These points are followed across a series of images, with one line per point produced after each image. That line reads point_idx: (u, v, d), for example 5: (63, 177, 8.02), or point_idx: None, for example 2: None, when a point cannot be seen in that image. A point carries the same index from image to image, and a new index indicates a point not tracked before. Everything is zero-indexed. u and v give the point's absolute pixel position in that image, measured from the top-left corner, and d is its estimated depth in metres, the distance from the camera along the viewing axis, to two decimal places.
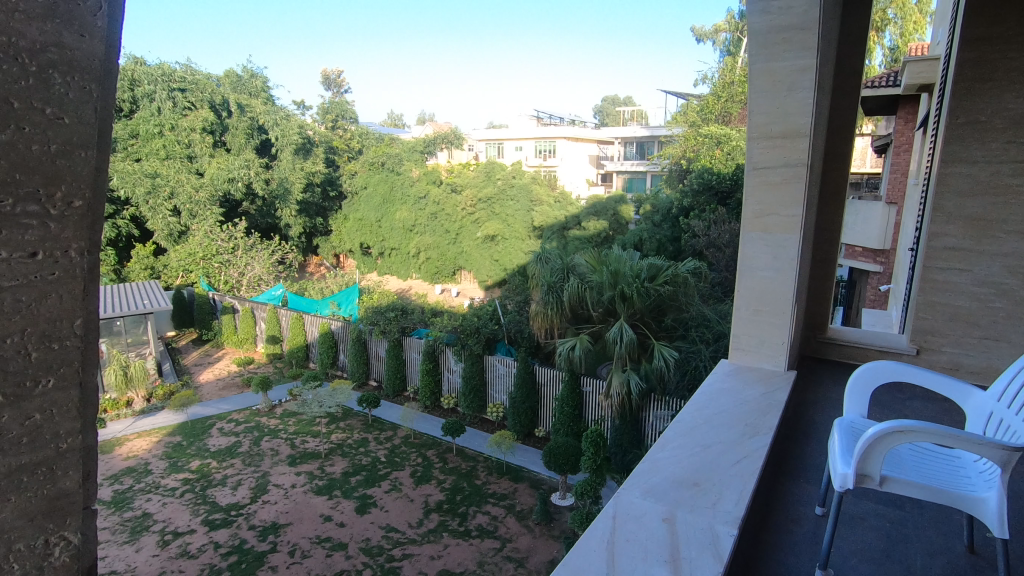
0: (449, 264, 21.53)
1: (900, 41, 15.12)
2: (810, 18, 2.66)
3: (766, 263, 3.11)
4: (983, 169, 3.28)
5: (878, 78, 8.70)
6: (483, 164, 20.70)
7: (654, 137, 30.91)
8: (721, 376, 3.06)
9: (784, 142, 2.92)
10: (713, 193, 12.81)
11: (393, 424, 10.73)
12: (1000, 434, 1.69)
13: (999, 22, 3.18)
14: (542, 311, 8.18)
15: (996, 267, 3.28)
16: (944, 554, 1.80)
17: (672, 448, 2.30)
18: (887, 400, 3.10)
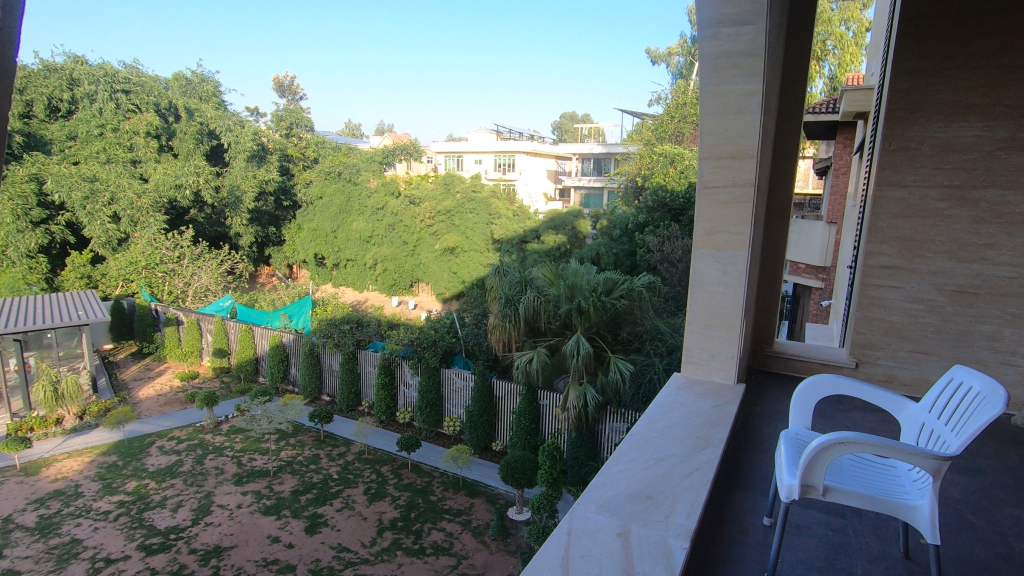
0: (407, 276, 21.27)
1: (839, 70, 16.05)
2: (757, 45, 2.76)
3: (716, 279, 3.21)
4: (913, 193, 3.49)
5: (818, 104, 9.21)
6: (442, 177, 20.66)
7: (611, 154, 31.69)
8: (674, 390, 3.12)
9: (734, 162, 3.03)
10: (667, 210, 13.19)
11: (346, 440, 10.46)
12: (932, 444, 1.78)
13: (927, 56, 3.40)
14: (500, 324, 8.13)
15: (926, 285, 3.50)
16: (883, 560, 1.87)
17: (627, 462, 2.32)
18: (829, 412, 3.23)
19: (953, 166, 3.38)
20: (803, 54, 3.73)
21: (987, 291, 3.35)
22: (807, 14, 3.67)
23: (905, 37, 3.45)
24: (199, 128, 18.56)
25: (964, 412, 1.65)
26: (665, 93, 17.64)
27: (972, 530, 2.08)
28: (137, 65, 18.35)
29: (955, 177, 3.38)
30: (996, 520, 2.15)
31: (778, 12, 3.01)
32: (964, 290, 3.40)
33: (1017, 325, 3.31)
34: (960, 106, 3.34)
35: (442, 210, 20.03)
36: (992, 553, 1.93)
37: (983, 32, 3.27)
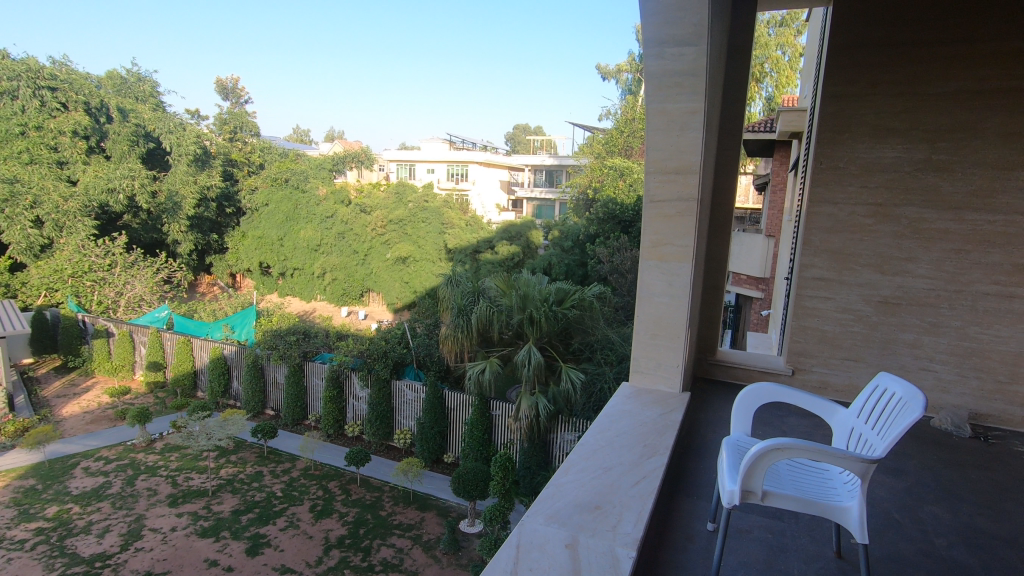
0: (357, 286, 20.84)
1: (776, 92, 16.93)
2: (699, 66, 2.85)
3: (662, 290, 3.30)
4: (842, 210, 3.71)
5: (757, 123, 9.67)
6: (394, 186, 20.41)
7: (562, 166, 32.26)
8: (622, 399, 3.18)
9: (678, 177, 3.13)
10: (617, 222, 13.51)
11: (292, 455, 10.09)
12: (859, 447, 1.87)
13: (853, 81, 3.61)
14: (452, 334, 8.14)
15: (854, 296, 3.72)
16: (818, 560, 1.96)
17: (576, 471, 2.34)
18: (768, 418, 3.37)
19: (876, 186, 3.61)
20: (741, 75, 3.91)
21: (908, 301, 3.60)
22: (745, 38, 3.85)
23: (834, 63, 3.64)
24: (134, 130, 17.57)
25: (889, 416, 1.75)
26: (615, 108, 18.09)
27: (896, 528, 2.21)
28: (66, 61, 17.25)
29: (880, 195, 3.61)
30: (918, 517, 2.29)
31: (718, 36, 3.14)
32: (888, 301, 3.64)
33: (934, 334, 3.56)
34: (883, 129, 3.56)
35: (394, 219, 19.76)
36: (914, 548, 2.06)
37: (903, 61, 3.49)
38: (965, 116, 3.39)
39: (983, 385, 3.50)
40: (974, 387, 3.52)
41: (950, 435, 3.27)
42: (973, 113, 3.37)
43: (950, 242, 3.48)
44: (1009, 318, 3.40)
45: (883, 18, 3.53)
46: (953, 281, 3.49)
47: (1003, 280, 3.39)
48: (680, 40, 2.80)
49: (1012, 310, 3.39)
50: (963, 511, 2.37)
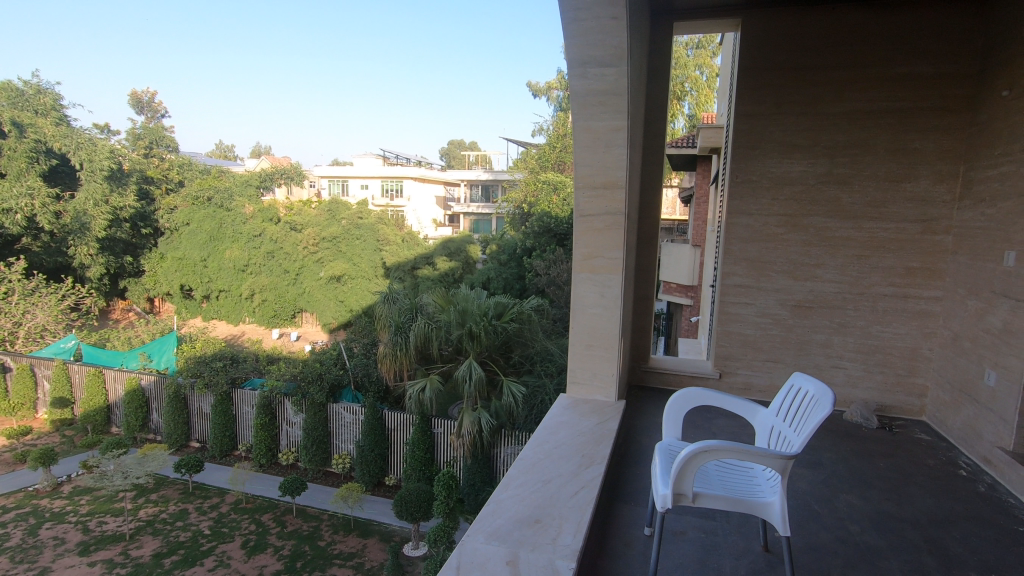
0: (289, 307, 20.05)
1: (696, 110, 17.90)
2: (620, 85, 2.97)
3: (594, 301, 3.39)
4: (757, 220, 3.94)
5: (680, 138, 10.22)
6: (326, 203, 19.83)
7: (498, 181, 32.59)
8: (559, 410, 3.22)
9: (605, 192, 3.26)
10: (553, 235, 13.76)
11: (220, 489, 9.49)
12: (779, 445, 1.97)
13: (761, 100, 3.86)
14: (390, 353, 7.96)
15: (772, 301, 3.96)
16: (747, 555, 2.05)
17: (515, 487, 2.34)
18: (699, 422, 3.52)
19: (786, 198, 3.88)
20: (660, 95, 4.11)
21: (819, 304, 3.87)
22: (662, 59, 4.06)
23: (743, 84, 3.88)
24: (33, 146, 15.84)
25: (803, 413, 1.86)
26: (547, 124, 18.48)
27: (815, 518, 2.35)
28: None
29: (790, 206, 3.87)
30: (834, 507, 2.45)
31: (637, 58, 3.28)
32: (801, 304, 3.91)
33: (842, 334, 3.86)
34: (788, 145, 3.84)
35: (327, 237, 19.19)
36: (831, 536, 2.20)
37: (804, 84, 3.78)
38: (858, 134, 3.71)
39: (886, 379, 3.81)
40: (879, 381, 3.82)
41: (860, 427, 3.53)
42: (866, 131, 3.70)
43: (852, 248, 3.78)
44: (903, 316, 3.74)
45: (784, 44, 3.80)
46: (856, 284, 3.79)
47: (898, 281, 3.72)
48: (601, 60, 2.90)
49: (906, 309, 3.73)
50: (873, 497, 2.56)
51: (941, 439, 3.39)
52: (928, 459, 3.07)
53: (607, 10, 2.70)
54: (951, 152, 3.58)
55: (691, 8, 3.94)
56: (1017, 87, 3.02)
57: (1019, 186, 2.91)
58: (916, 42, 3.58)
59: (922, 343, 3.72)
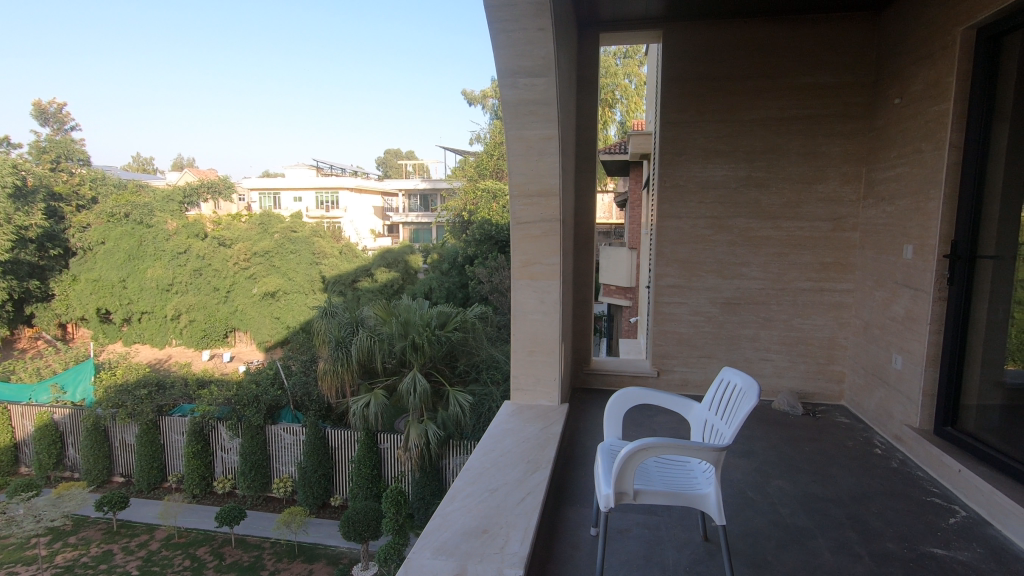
0: (219, 326, 19.07)
1: (627, 117, 18.51)
2: (550, 95, 3.03)
3: (535, 307, 3.43)
4: (685, 223, 4.12)
5: (612, 145, 10.61)
6: (257, 216, 19.06)
7: (436, 190, 32.38)
8: (504, 418, 3.23)
9: (540, 200, 3.31)
10: (494, 243, 13.83)
11: (149, 525, 8.88)
12: (711, 437, 2.03)
13: (684, 109, 4.04)
14: (331, 369, 7.74)
15: (703, 299, 4.15)
16: (689, 546, 2.13)
17: (462, 498, 2.32)
18: (640, 420, 3.62)
19: (712, 201, 4.07)
20: (589, 103, 4.23)
21: (746, 301, 4.09)
22: (591, 70, 4.17)
23: (668, 93, 4.05)
24: None
25: (732, 405, 1.92)
26: (484, 132, 18.57)
27: (750, 505, 2.46)
28: None
29: (715, 208, 4.07)
30: (766, 493, 2.58)
31: (566, 67, 3.36)
32: (729, 301, 4.11)
33: (768, 327, 4.09)
34: (711, 151, 4.04)
35: (259, 252, 18.41)
36: (765, 521, 2.31)
37: (722, 93, 3.99)
38: (774, 139, 3.95)
39: (808, 367, 4.06)
40: (802, 369, 4.07)
41: (787, 415, 3.74)
42: (780, 136, 3.94)
43: (773, 246, 4.02)
44: (821, 308, 4.00)
45: (703, 55, 3.99)
46: (778, 280, 4.04)
47: (814, 276, 3.98)
48: (530, 71, 2.96)
49: (824, 301, 3.99)
50: (801, 481, 2.72)
51: (859, 421, 3.65)
52: (848, 440, 3.29)
53: (534, 22, 2.75)
54: (855, 155, 3.87)
55: (616, 20, 4.07)
56: (907, 94, 3.31)
57: (913, 185, 3.19)
58: (820, 55, 3.86)
59: (838, 332, 3.99)
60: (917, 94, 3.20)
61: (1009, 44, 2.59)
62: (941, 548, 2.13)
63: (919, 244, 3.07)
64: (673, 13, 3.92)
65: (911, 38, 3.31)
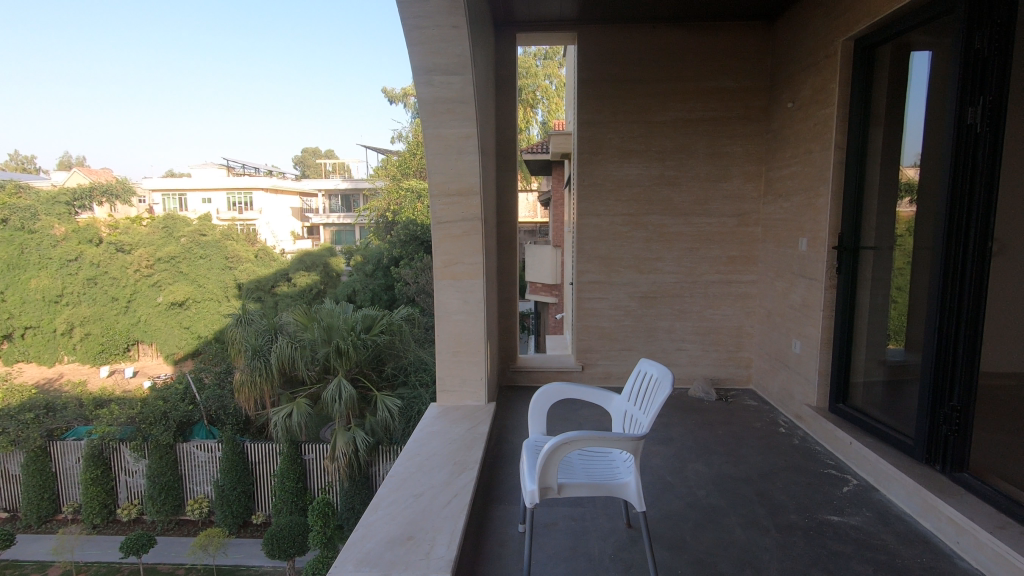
0: (120, 339, 17.56)
1: (548, 118, 18.76)
2: (466, 94, 3.01)
3: (458, 307, 3.40)
4: (603, 220, 4.24)
5: (535, 145, 10.72)
6: (160, 218, 17.69)
7: (359, 190, 31.41)
8: (430, 421, 3.18)
9: (460, 199, 3.29)
10: (420, 244, 13.60)
11: (41, 564, 8.05)
12: (632, 428, 2.05)
13: (600, 109, 4.15)
14: (249, 380, 7.39)
15: (623, 294, 4.29)
16: (613, 534, 2.19)
17: (386, 506, 2.25)
18: (565, 416, 3.70)
19: (628, 198, 4.22)
20: (508, 103, 4.27)
21: (661, 295, 4.28)
22: (508, 70, 4.21)
23: (583, 95, 4.14)
24: None
25: (649, 396, 1.96)
26: (405, 130, 18.21)
27: (669, 490, 2.57)
28: None
29: (631, 206, 4.22)
30: (684, 476, 2.71)
31: (483, 67, 3.37)
32: (647, 295, 4.28)
33: (683, 318, 4.30)
34: (625, 150, 4.18)
35: (163, 257, 17.12)
36: (683, 504, 2.43)
37: (634, 95, 4.14)
38: (682, 140, 4.15)
39: (720, 354, 4.30)
40: (714, 358, 4.31)
41: (701, 401, 3.95)
42: (687, 137, 4.15)
43: (684, 242, 4.23)
44: (729, 299, 4.25)
45: (615, 58, 4.12)
46: (690, 274, 4.25)
47: (723, 268, 4.23)
48: (446, 69, 2.93)
49: (732, 292, 4.25)
50: (715, 462, 2.88)
51: (765, 403, 3.91)
52: (756, 422, 3.51)
53: (448, 19, 2.73)
54: (754, 155, 4.14)
55: (531, 21, 4.11)
56: (798, 99, 3.58)
57: (805, 183, 3.45)
58: (722, 60, 4.09)
59: (745, 321, 4.26)
60: (806, 99, 3.47)
61: (881, 55, 2.88)
62: (837, 515, 2.32)
63: (812, 236, 3.33)
64: (585, 17, 4.01)
65: (800, 47, 3.58)
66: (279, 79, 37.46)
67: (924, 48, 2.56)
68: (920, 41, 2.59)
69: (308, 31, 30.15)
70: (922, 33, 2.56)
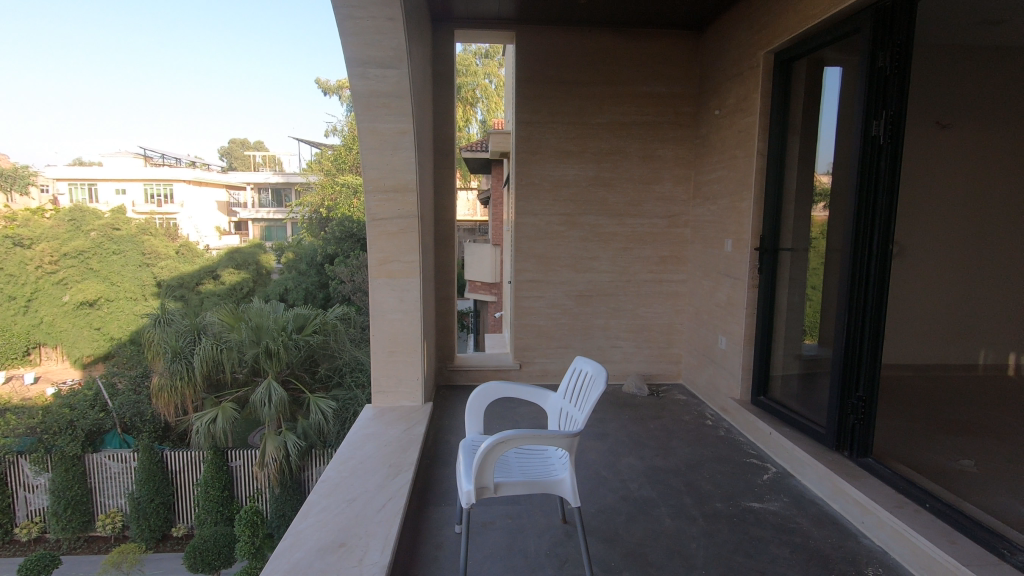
0: (19, 342, 16.05)
1: (488, 116, 18.69)
2: (402, 88, 2.95)
3: (394, 306, 3.33)
4: (540, 219, 4.28)
5: (474, 143, 10.66)
6: (65, 210, 16.28)
7: (291, 184, 30.12)
8: (364, 423, 3.10)
9: (396, 196, 3.23)
10: (356, 240, 13.20)
11: None
12: (567, 425, 2.07)
13: (537, 109, 4.18)
14: (168, 384, 7.00)
15: (560, 293, 4.36)
16: (549, 530, 2.22)
17: (317, 513, 2.17)
18: (503, 414, 3.71)
19: (564, 198, 4.28)
20: (446, 100, 4.22)
21: (596, 293, 4.38)
22: (446, 66, 4.17)
23: (521, 94, 4.15)
24: None
25: (584, 393, 1.98)
26: (340, 124, 17.66)
27: (603, 484, 2.63)
28: None
29: (567, 206, 4.29)
30: (617, 470, 2.78)
31: (420, 62, 3.31)
32: (583, 294, 4.37)
33: (618, 316, 4.41)
34: (562, 151, 4.24)
35: (70, 252, 15.80)
36: (617, 497, 2.49)
37: (571, 97, 4.20)
38: (616, 142, 4.26)
39: (652, 351, 4.45)
40: (647, 354, 4.45)
41: (634, 397, 4.07)
42: (621, 139, 4.26)
43: (619, 242, 4.34)
44: (660, 298, 4.41)
45: (551, 59, 4.16)
46: (624, 273, 4.38)
47: (655, 268, 4.38)
48: (381, 62, 2.86)
49: (663, 291, 4.40)
50: (647, 455, 2.97)
51: (693, 397, 4.09)
52: (684, 415, 3.66)
53: (382, 11, 2.67)
54: (684, 159, 4.30)
55: (468, 18, 4.08)
56: (724, 107, 3.75)
57: (730, 187, 3.63)
58: (653, 67, 4.22)
59: (675, 318, 4.43)
60: (731, 107, 3.64)
61: (798, 69, 3.06)
62: (758, 501, 2.45)
63: (736, 238, 3.50)
64: (523, 17, 4.02)
65: (726, 57, 3.75)
66: (203, 64, 35.30)
67: (836, 63, 2.75)
68: (832, 57, 2.77)
69: (234, 15, 28.59)
70: (832, 50, 2.75)
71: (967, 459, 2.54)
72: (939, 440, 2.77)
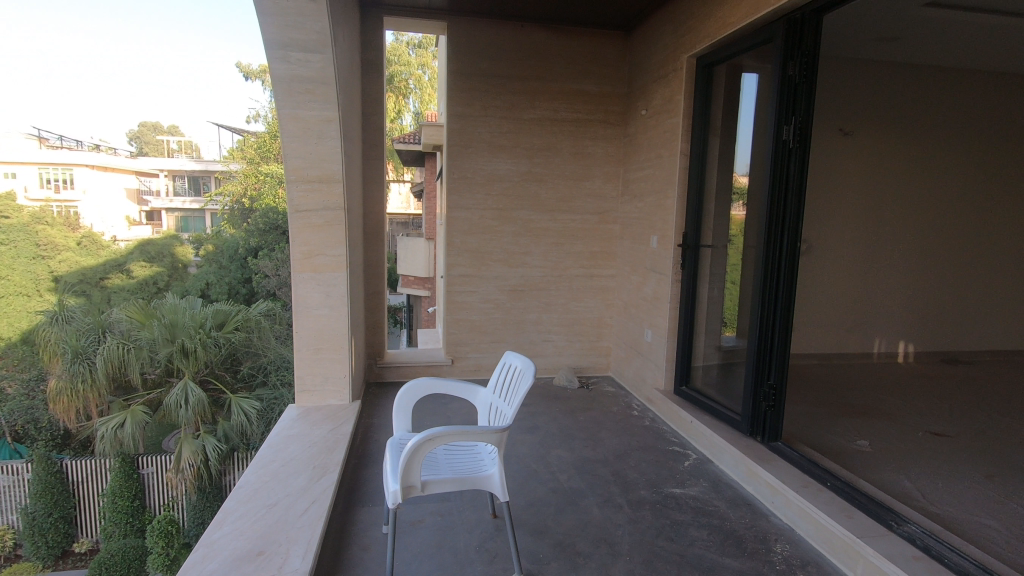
0: None
1: (421, 108, 18.33)
2: (327, 74, 2.83)
3: (320, 302, 3.21)
4: (473, 213, 4.25)
5: (406, 134, 10.44)
6: None
7: (210, 173, 28.32)
8: (288, 423, 2.97)
9: (322, 186, 3.11)
10: (281, 233, 12.65)
11: None
12: (496, 419, 2.06)
13: (470, 102, 4.14)
14: (68, 387, 6.45)
15: (493, 288, 4.36)
16: (479, 526, 2.22)
17: (234, 520, 2.05)
18: (435, 411, 3.67)
19: (498, 193, 4.28)
20: (375, 89, 4.10)
21: (529, 288, 4.41)
22: (375, 54, 4.05)
23: (454, 86, 4.10)
24: None
25: (513, 388, 1.98)
26: (264, 111, 16.83)
27: (534, 476, 2.66)
28: None
29: (500, 201, 4.29)
30: (547, 463, 2.82)
31: (347, 50, 3.20)
32: (516, 288, 4.39)
33: (550, 311, 4.47)
34: (494, 145, 4.23)
35: None
36: (547, 489, 2.53)
37: (503, 91, 4.19)
38: (548, 138, 4.30)
39: (583, 344, 4.55)
40: (578, 348, 4.54)
41: (565, 389, 4.15)
42: (553, 136, 4.31)
43: (551, 237, 4.40)
44: (591, 292, 4.51)
45: (485, 52, 4.14)
46: (556, 268, 4.43)
47: (587, 263, 4.47)
48: (305, 46, 2.73)
49: (594, 285, 4.51)
50: (576, 447, 3.03)
51: (621, 388, 4.21)
52: (613, 406, 3.76)
53: None
54: (613, 157, 4.40)
55: (399, 5, 3.97)
56: (651, 107, 3.87)
57: (656, 185, 3.75)
58: (584, 66, 4.29)
59: (605, 312, 4.55)
60: (657, 107, 3.76)
61: (718, 74, 3.21)
62: (679, 487, 2.56)
63: (661, 235, 3.64)
64: (456, 8, 3.97)
65: (652, 59, 3.87)
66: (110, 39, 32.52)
67: (752, 70, 2.90)
68: (750, 64, 2.92)
69: None
70: (750, 57, 2.90)
71: (862, 440, 2.77)
72: (838, 423, 3.01)
